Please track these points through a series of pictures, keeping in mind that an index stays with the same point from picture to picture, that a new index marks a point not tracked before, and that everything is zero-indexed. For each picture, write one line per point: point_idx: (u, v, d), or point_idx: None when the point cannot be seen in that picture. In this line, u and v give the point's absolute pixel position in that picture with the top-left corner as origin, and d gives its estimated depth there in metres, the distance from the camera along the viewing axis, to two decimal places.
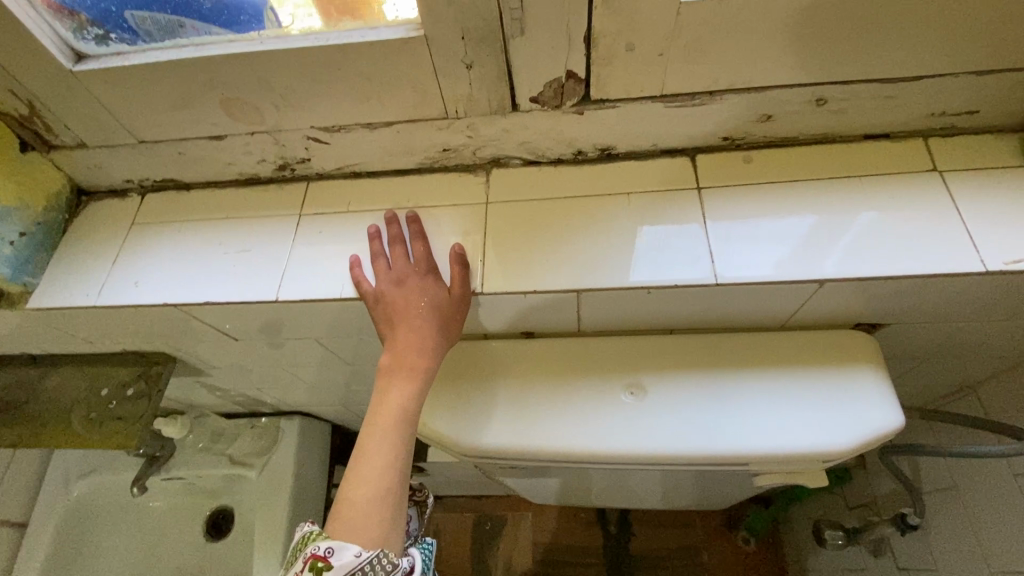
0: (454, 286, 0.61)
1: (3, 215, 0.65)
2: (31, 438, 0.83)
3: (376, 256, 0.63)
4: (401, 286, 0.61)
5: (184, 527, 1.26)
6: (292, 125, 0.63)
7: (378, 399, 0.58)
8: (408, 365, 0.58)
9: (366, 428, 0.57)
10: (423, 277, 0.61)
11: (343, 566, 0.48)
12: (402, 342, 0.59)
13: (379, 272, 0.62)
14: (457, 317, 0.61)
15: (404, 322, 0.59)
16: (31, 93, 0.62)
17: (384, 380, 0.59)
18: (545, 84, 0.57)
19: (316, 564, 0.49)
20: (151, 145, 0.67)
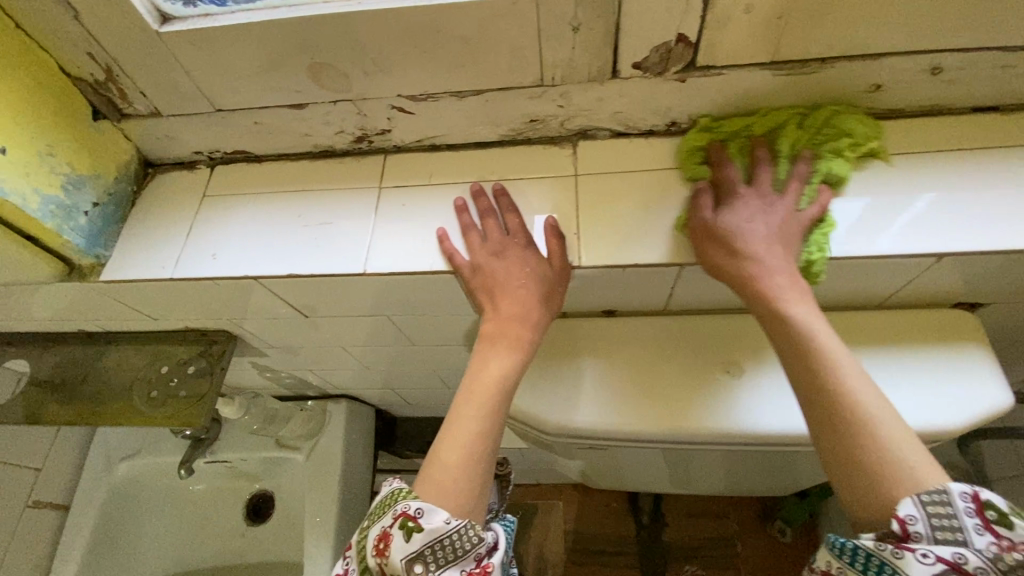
0: (554, 260, 0.59)
1: (77, 184, 0.63)
2: (91, 415, 0.82)
3: (468, 228, 0.62)
4: (497, 257, 0.60)
5: (225, 511, 1.25)
6: (379, 93, 0.61)
7: (478, 366, 0.56)
8: (512, 335, 0.57)
9: (461, 393, 0.56)
10: (522, 249, 0.60)
11: (432, 531, 0.48)
12: (502, 311, 0.58)
13: (472, 245, 0.61)
14: (558, 292, 0.60)
15: (504, 291, 0.58)
16: (110, 57, 0.60)
17: (487, 348, 0.57)
18: (652, 49, 0.54)
19: (406, 523, 0.49)
20: (229, 113, 0.65)
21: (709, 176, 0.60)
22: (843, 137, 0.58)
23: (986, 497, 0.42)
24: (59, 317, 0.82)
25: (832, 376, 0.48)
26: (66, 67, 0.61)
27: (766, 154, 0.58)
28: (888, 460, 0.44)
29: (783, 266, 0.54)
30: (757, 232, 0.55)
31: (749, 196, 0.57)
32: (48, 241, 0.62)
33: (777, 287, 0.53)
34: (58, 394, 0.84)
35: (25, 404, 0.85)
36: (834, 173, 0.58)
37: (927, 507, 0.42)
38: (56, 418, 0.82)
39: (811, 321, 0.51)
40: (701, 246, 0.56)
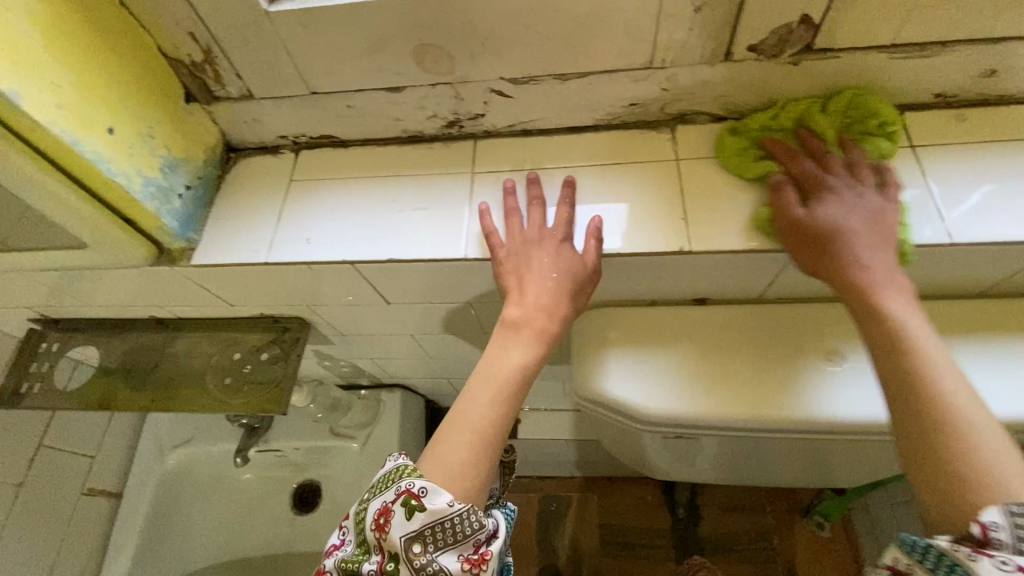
0: (588, 259, 0.58)
1: (172, 165, 0.63)
2: (166, 401, 0.81)
3: (511, 212, 0.61)
4: (533, 245, 0.58)
5: (271, 501, 1.23)
6: (481, 75, 0.60)
7: (496, 353, 0.54)
8: (536, 327, 0.55)
9: (476, 377, 0.53)
10: (559, 241, 0.59)
11: (436, 512, 0.45)
12: (528, 299, 0.56)
13: (512, 229, 0.60)
14: (584, 291, 0.58)
15: (532, 279, 0.57)
16: (212, 38, 0.59)
17: (506, 337, 0.55)
18: (772, 31, 0.53)
19: (410, 501, 0.46)
20: (323, 96, 0.64)
21: (777, 170, 0.58)
22: (888, 118, 0.58)
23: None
24: (133, 302, 0.82)
25: (929, 375, 0.44)
26: (164, 48, 0.61)
27: (820, 143, 0.57)
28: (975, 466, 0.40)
29: (878, 261, 0.51)
30: (858, 229, 0.52)
31: (836, 187, 0.54)
32: (145, 224, 0.62)
33: (873, 283, 0.49)
34: (131, 380, 0.84)
35: (97, 390, 0.85)
36: (885, 151, 0.57)
37: (1015, 517, 0.36)
38: (130, 404, 0.82)
39: (909, 320, 0.47)
40: (797, 243, 0.54)
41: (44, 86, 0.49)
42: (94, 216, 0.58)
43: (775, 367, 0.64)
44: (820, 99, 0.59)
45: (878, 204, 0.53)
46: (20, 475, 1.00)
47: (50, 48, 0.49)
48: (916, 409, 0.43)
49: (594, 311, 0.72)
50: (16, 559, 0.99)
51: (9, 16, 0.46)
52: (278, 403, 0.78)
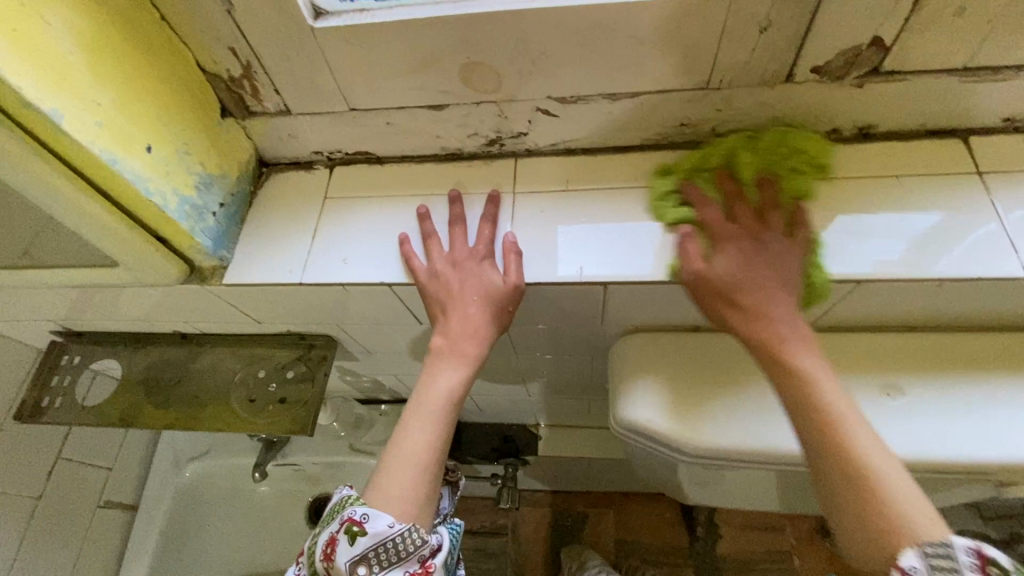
0: (509, 277, 0.59)
1: (206, 183, 0.61)
2: (189, 419, 0.80)
3: (428, 236, 0.62)
4: (459, 267, 0.60)
5: (285, 516, 1.21)
6: (528, 94, 0.58)
7: (427, 381, 0.58)
8: (462, 352, 0.58)
9: (412, 405, 0.57)
10: (479, 262, 0.60)
11: (376, 535, 0.48)
12: (453, 327, 0.59)
13: (432, 253, 0.61)
14: (507, 308, 0.59)
15: (456, 306, 0.59)
16: (252, 53, 0.57)
17: (432, 364, 0.59)
18: (839, 52, 0.51)
19: (351, 528, 0.49)
20: (362, 113, 0.63)
21: (691, 217, 0.58)
22: (795, 155, 0.57)
23: (994, 553, 0.40)
24: (158, 316, 0.81)
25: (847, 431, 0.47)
26: (202, 62, 0.59)
27: (732, 187, 0.57)
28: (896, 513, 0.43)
29: (781, 316, 0.53)
30: (754, 282, 0.54)
31: (733, 238, 0.55)
32: (177, 243, 0.60)
33: (785, 339, 0.52)
34: (153, 396, 0.83)
35: (120, 405, 0.83)
36: (802, 190, 0.57)
37: (929, 559, 0.41)
38: (151, 421, 0.81)
39: (822, 377, 0.50)
40: (702, 300, 0.55)
41: (85, 104, 0.47)
42: (128, 235, 0.56)
43: None
44: (754, 132, 0.59)
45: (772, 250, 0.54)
46: (39, 487, 0.99)
47: (93, 67, 0.48)
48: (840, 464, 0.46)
49: (636, 335, 0.69)
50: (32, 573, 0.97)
51: (52, 32, 0.44)
52: (305, 424, 0.76)
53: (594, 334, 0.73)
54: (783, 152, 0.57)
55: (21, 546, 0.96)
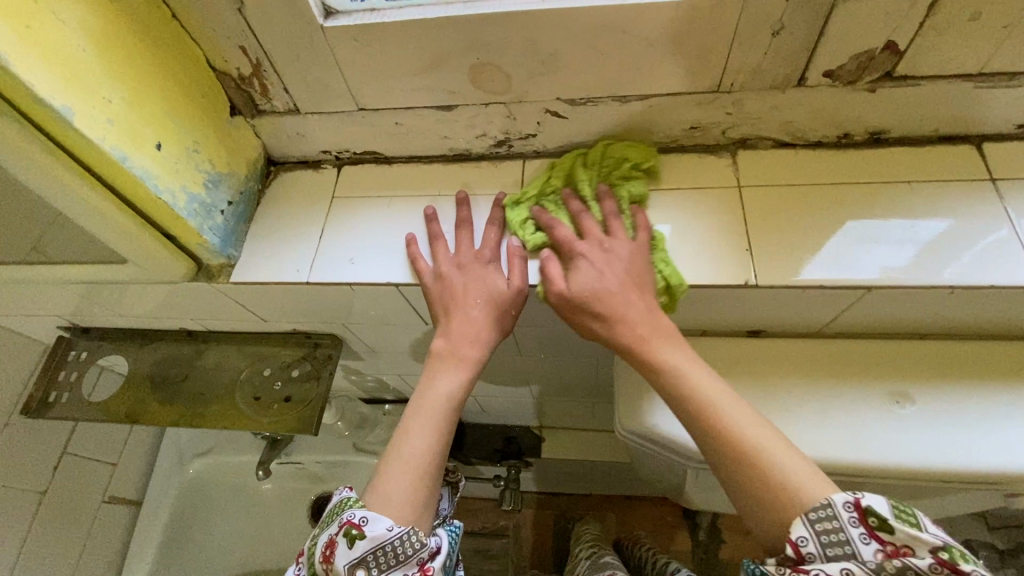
0: (513, 279, 0.58)
1: (215, 181, 0.61)
2: (194, 416, 0.80)
3: (435, 238, 0.62)
4: (465, 271, 0.59)
5: (288, 515, 1.21)
6: (537, 95, 0.58)
7: (424, 386, 0.56)
8: (459, 355, 0.56)
9: (410, 408, 0.55)
10: (484, 266, 0.60)
11: (375, 538, 0.47)
12: (452, 329, 0.57)
13: (438, 254, 0.61)
14: (512, 311, 0.58)
15: (458, 308, 0.58)
16: (262, 52, 0.57)
17: (432, 368, 0.57)
18: (852, 56, 0.51)
19: (350, 531, 0.48)
20: (371, 113, 0.63)
21: (547, 241, 0.59)
22: (625, 163, 0.61)
23: (870, 502, 0.40)
24: (165, 314, 0.81)
25: (717, 415, 0.47)
26: (212, 61, 0.59)
27: (578, 203, 0.59)
28: (778, 485, 0.43)
29: (636, 312, 0.53)
30: (605, 284, 0.54)
31: (587, 251, 0.56)
32: (186, 240, 0.60)
33: (646, 336, 0.52)
34: (158, 393, 0.83)
35: (126, 402, 0.83)
36: (636, 195, 0.60)
37: (815, 525, 0.40)
38: (156, 418, 0.81)
39: (686, 365, 0.50)
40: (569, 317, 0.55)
41: (96, 102, 0.47)
42: (138, 233, 0.56)
43: (827, 408, 0.60)
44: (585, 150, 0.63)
45: (614, 249, 0.56)
46: (43, 482, 0.99)
47: (104, 65, 0.48)
48: (723, 450, 0.46)
49: None
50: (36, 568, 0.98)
51: (64, 30, 0.44)
52: (310, 424, 0.76)
53: None
54: (612, 164, 0.61)
55: (26, 541, 0.96)
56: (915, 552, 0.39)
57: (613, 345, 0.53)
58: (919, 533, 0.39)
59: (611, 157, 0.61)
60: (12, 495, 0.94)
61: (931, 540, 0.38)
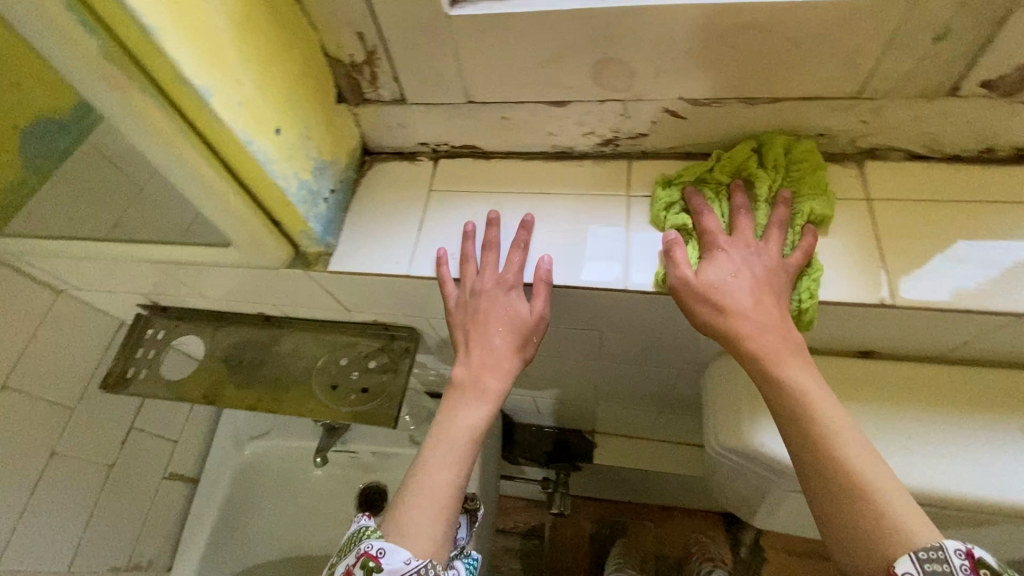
0: (535, 307, 0.58)
1: (321, 168, 0.61)
2: (271, 400, 0.80)
3: (466, 258, 0.61)
4: (485, 295, 0.59)
5: (338, 502, 1.21)
6: (659, 94, 0.56)
7: (446, 414, 0.56)
8: (482, 384, 0.56)
9: (430, 437, 0.55)
10: (506, 292, 0.59)
11: (392, 572, 0.46)
12: (475, 354, 0.57)
13: (466, 275, 0.60)
14: (533, 339, 0.58)
15: (483, 332, 0.58)
16: (380, 39, 0.56)
17: (456, 397, 0.56)
18: (1018, 68, 0.48)
19: (367, 563, 0.47)
20: (479, 106, 0.61)
21: (688, 225, 0.57)
22: (814, 176, 0.56)
23: (983, 554, 0.37)
24: (246, 298, 0.81)
25: (836, 437, 0.45)
26: (326, 47, 0.59)
27: (745, 202, 0.56)
28: (891, 517, 0.41)
29: (760, 319, 0.50)
30: (736, 282, 0.52)
31: (730, 248, 0.54)
32: (291, 227, 0.60)
33: (769, 344, 0.49)
34: (235, 375, 0.84)
35: (203, 383, 0.84)
36: (818, 213, 0.55)
37: (924, 565, 0.38)
38: (233, 400, 0.81)
39: (808, 381, 0.48)
40: (686, 305, 0.52)
41: (233, 85, 0.47)
42: (248, 216, 0.56)
43: (944, 441, 0.57)
44: (758, 141, 0.58)
45: (761, 254, 0.53)
46: (112, 456, 1.00)
47: (241, 47, 0.47)
48: (833, 469, 0.44)
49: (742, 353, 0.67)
50: (102, 539, 0.99)
51: (212, 9, 0.44)
52: (388, 417, 0.76)
53: (690, 347, 0.70)
54: (798, 170, 0.57)
55: (94, 513, 0.98)
56: None
57: (727, 342, 0.51)
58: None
59: (796, 162, 0.57)
60: (84, 469, 0.95)
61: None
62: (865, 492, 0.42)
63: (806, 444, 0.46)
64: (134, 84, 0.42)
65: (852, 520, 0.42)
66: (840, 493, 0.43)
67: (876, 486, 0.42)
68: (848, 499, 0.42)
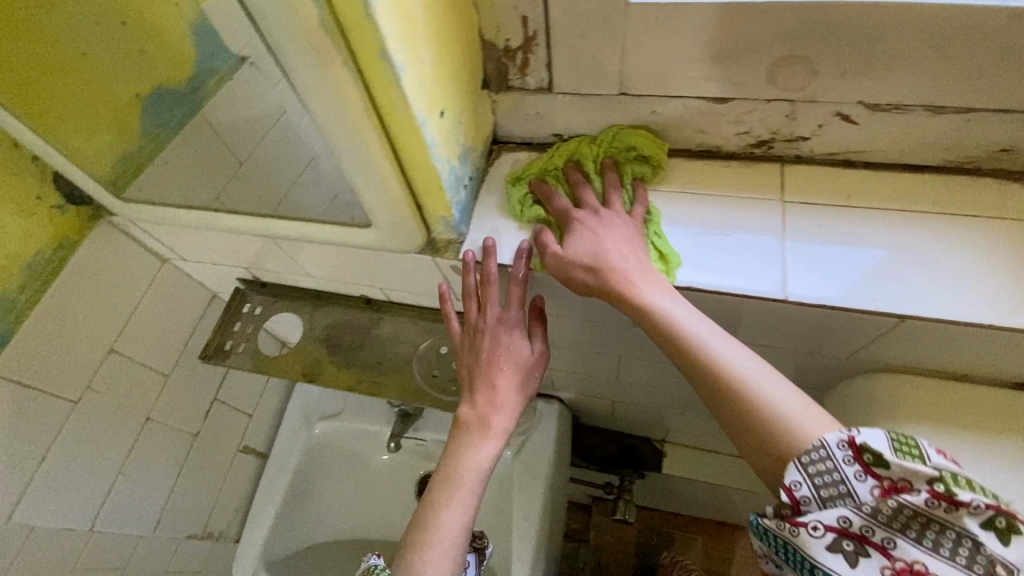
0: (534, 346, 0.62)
1: (464, 154, 0.60)
2: (371, 383, 0.82)
3: (467, 295, 0.63)
4: (487, 334, 0.62)
5: (401, 488, 1.22)
6: (834, 97, 0.53)
7: (454, 451, 0.61)
8: (487, 421, 0.60)
9: (440, 470, 0.60)
10: (510, 332, 0.62)
11: None
12: (478, 390, 0.61)
13: (469, 313, 0.63)
14: (536, 373, 0.63)
15: (489, 369, 0.62)
16: (545, 25, 0.55)
17: (463, 436, 0.61)
18: None
19: None
20: (632, 100, 0.59)
21: (545, 212, 0.62)
22: (630, 150, 0.62)
23: (866, 441, 0.43)
24: (352, 280, 0.82)
25: (715, 367, 0.49)
26: (484, 30, 0.57)
27: (578, 175, 0.62)
28: (779, 428, 0.45)
29: (628, 265, 0.54)
30: (599, 238, 0.56)
31: (583, 217, 0.58)
32: (432, 211, 0.59)
33: (636, 286, 0.53)
34: (335, 355, 0.85)
35: (301, 360, 0.85)
36: (640, 173, 0.62)
37: (808, 468, 0.43)
38: (333, 380, 0.83)
39: (671, 309, 0.52)
40: (562, 274, 0.56)
41: (421, 65, 0.46)
42: (398, 197, 0.55)
43: None
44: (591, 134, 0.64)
45: (608, 214, 0.58)
46: (197, 426, 1.01)
47: (429, 26, 0.46)
48: (723, 399, 0.48)
49: (882, 377, 0.63)
50: (182, 505, 1.01)
51: None
52: None
53: (818, 368, 0.67)
54: (618, 144, 0.62)
55: (178, 479, 0.99)
56: (912, 486, 0.41)
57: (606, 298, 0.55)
58: (919, 467, 0.41)
59: (618, 138, 0.62)
60: (172, 437, 0.97)
61: (930, 473, 0.41)
62: (751, 410, 0.47)
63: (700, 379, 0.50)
64: (337, 57, 0.41)
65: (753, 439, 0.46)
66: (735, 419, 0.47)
67: (756, 400, 0.47)
68: (741, 423, 0.47)
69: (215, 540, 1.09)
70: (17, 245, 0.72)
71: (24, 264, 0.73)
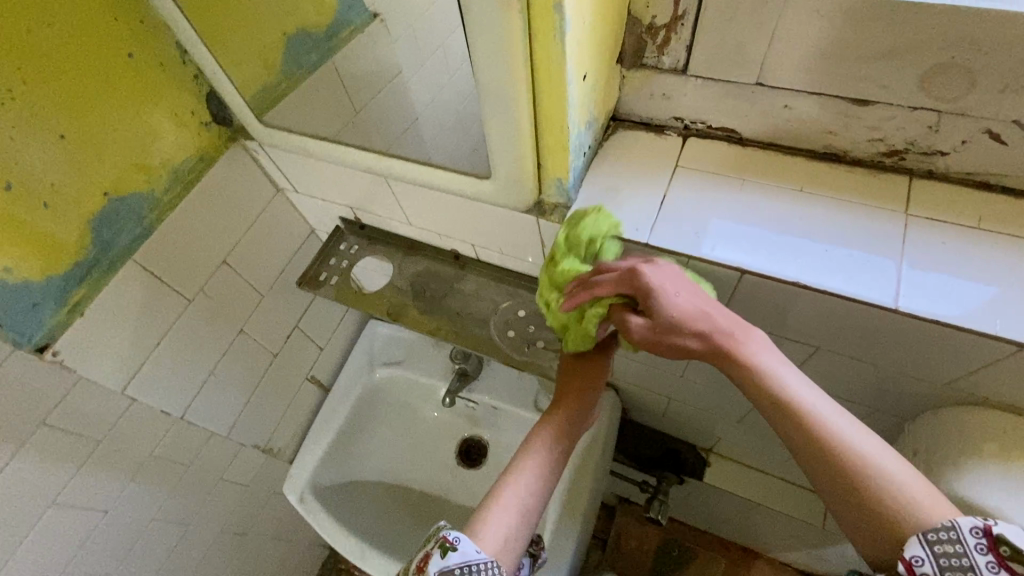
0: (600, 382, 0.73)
1: (590, 122, 0.62)
2: (449, 333, 0.87)
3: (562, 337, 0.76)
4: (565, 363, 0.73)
5: (445, 445, 1.27)
6: (986, 113, 0.52)
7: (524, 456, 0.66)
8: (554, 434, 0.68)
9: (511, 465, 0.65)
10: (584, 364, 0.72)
11: (465, 555, 0.56)
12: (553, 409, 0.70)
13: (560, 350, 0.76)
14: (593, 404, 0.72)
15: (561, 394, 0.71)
16: (696, 5, 0.56)
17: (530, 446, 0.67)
18: None
19: (445, 544, 0.57)
20: (766, 91, 0.60)
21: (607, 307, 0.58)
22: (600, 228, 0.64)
23: (1001, 532, 0.43)
24: (447, 234, 0.86)
25: (826, 438, 0.49)
26: (633, 4, 0.59)
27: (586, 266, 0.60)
28: (898, 505, 0.46)
29: (725, 320, 0.54)
30: (694, 292, 0.55)
31: (656, 273, 0.55)
32: (550, 172, 0.62)
33: (743, 347, 0.53)
34: (418, 301, 0.91)
35: (386, 301, 0.91)
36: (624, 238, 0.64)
37: (933, 547, 0.43)
38: (415, 324, 0.89)
39: (777, 371, 0.52)
40: (668, 336, 0.54)
41: (581, 23, 0.48)
42: (525, 151, 0.58)
43: None
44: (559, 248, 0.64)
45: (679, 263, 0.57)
46: (277, 346, 1.09)
47: None
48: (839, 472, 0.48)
49: (977, 411, 0.60)
50: (254, 417, 1.09)
51: None
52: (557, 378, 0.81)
53: (905, 391, 0.65)
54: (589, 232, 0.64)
55: (255, 391, 1.07)
56: None
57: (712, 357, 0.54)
58: None
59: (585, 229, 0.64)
60: (256, 352, 1.05)
61: None
62: (863, 481, 0.47)
63: (810, 447, 0.50)
64: (516, 3, 0.44)
65: (869, 510, 0.47)
66: (853, 491, 0.47)
67: (870, 471, 0.47)
68: (859, 495, 0.47)
69: (272, 455, 1.18)
70: (168, 150, 0.81)
71: (171, 169, 0.82)
